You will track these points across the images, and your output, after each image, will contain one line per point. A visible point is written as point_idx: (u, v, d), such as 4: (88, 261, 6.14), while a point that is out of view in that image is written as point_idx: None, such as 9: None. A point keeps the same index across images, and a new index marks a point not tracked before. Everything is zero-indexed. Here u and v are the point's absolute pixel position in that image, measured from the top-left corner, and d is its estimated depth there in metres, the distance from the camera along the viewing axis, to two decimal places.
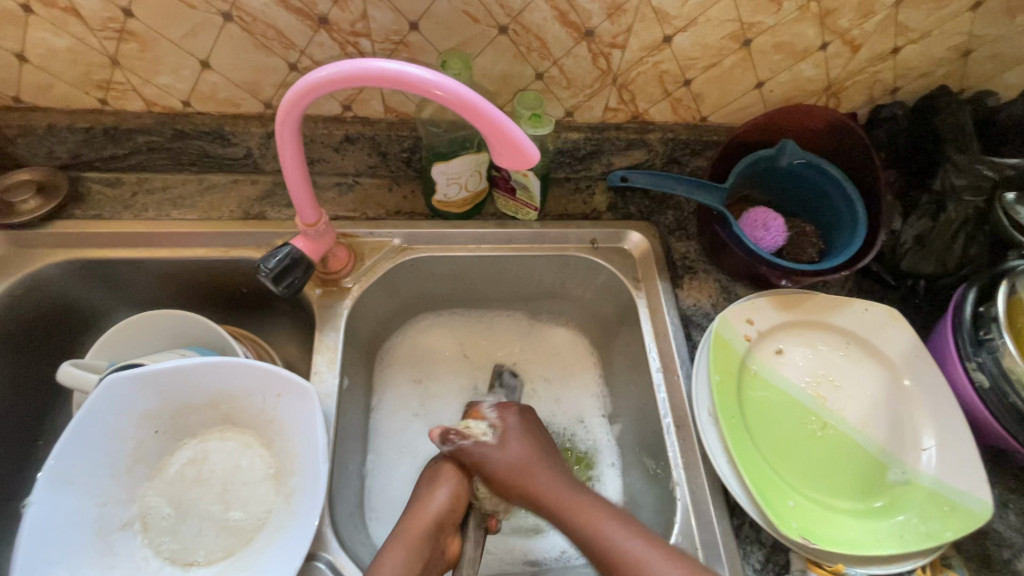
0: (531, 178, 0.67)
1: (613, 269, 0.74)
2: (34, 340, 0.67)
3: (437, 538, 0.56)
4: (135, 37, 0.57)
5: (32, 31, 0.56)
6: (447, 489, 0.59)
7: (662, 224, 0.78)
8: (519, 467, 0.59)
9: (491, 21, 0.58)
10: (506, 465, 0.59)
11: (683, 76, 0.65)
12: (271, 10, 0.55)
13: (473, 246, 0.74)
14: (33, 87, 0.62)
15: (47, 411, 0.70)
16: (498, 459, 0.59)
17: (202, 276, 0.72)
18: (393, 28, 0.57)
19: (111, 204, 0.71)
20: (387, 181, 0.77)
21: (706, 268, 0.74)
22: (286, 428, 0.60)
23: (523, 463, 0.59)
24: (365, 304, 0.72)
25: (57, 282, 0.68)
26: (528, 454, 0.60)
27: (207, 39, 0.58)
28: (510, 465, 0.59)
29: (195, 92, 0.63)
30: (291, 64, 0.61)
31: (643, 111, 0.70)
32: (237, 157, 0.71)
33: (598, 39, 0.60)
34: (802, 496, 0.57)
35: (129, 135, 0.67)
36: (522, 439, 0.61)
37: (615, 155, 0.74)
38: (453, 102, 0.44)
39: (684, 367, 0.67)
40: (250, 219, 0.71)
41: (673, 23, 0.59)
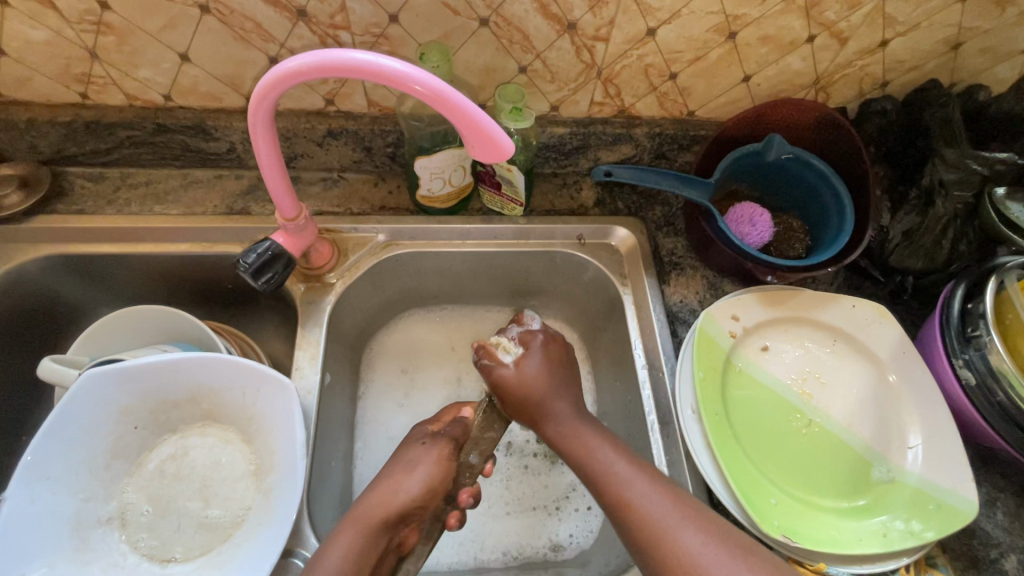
0: (515, 173, 0.66)
1: (600, 265, 0.74)
2: (16, 335, 0.67)
3: (393, 529, 0.53)
4: (113, 30, 0.57)
5: (9, 24, 0.56)
6: (424, 473, 0.56)
7: (650, 219, 0.77)
8: (537, 389, 0.59)
9: (472, 13, 0.57)
10: (523, 384, 0.59)
11: (669, 70, 0.65)
12: (248, 2, 0.55)
13: (458, 241, 0.74)
14: (13, 80, 0.62)
15: (30, 407, 0.69)
16: (525, 370, 0.60)
17: (186, 272, 0.72)
18: (373, 20, 0.57)
19: (94, 199, 0.71)
20: (373, 176, 0.76)
21: (693, 264, 0.74)
22: (265, 424, 0.59)
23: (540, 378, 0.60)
24: (349, 300, 0.72)
25: (39, 277, 0.68)
26: (544, 384, 0.60)
27: (186, 31, 0.57)
28: (527, 393, 0.59)
29: (176, 85, 0.63)
30: (271, 58, 0.60)
31: (629, 106, 0.69)
32: (221, 151, 0.71)
33: (581, 32, 0.59)
34: (785, 494, 0.56)
35: (110, 129, 0.67)
36: (543, 362, 0.61)
37: (601, 149, 0.74)
38: (426, 94, 0.44)
39: (669, 364, 0.66)
40: (233, 214, 0.71)
41: (657, 15, 0.58)
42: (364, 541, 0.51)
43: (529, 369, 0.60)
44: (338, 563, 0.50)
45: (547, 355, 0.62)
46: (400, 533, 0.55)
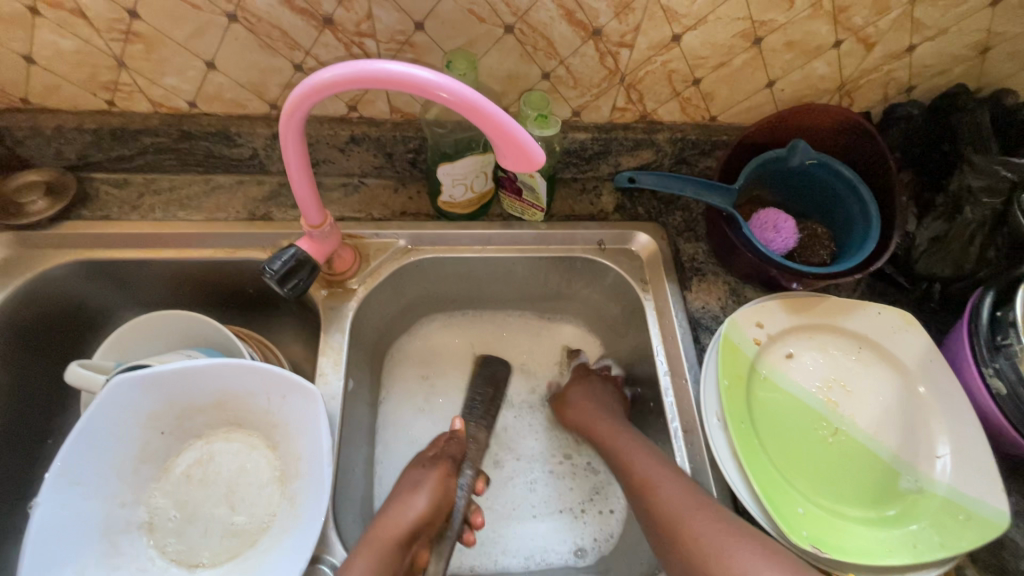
0: (538, 179, 0.66)
1: (620, 271, 0.74)
2: (43, 340, 0.68)
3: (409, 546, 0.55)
4: (141, 38, 0.57)
5: (39, 33, 0.56)
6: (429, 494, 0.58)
7: (671, 225, 0.77)
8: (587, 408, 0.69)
9: (498, 20, 0.57)
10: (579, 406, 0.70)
11: (693, 76, 0.64)
12: (275, 11, 0.55)
13: (479, 247, 0.74)
14: (41, 88, 0.62)
15: (55, 410, 0.70)
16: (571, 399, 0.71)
17: (209, 277, 0.72)
18: (399, 28, 0.57)
19: (119, 205, 0.71)
20: (393, 181, 0.76)
21: (715, 270, 0.73)
22: (290, 430, 0.60)
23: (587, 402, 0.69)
24: (371, 305, 0.72)
25: (65, 282, 0.68)
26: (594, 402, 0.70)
27: (213, 39, 0.58)
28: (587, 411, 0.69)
29: (201, 92, 0.63)
30: (296, 65, 0.60)
31: (651, 111, 0.69)
32: (244, 157, 0.71)
33: (606, 38, 0.59)
34: (812, 503, 0.56)
35: (136, 136, 0.67)
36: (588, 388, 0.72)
37: (622, 155, 0.74)
38: (460, 106, 0.44)
39: (692, 371, 0.66)
40: (256, 220, 0.71)
41: (683, 21, 0.58)
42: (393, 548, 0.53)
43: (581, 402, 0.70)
44: (364, 573, 0.50)
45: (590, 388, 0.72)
46: (413, 552, 0.56)
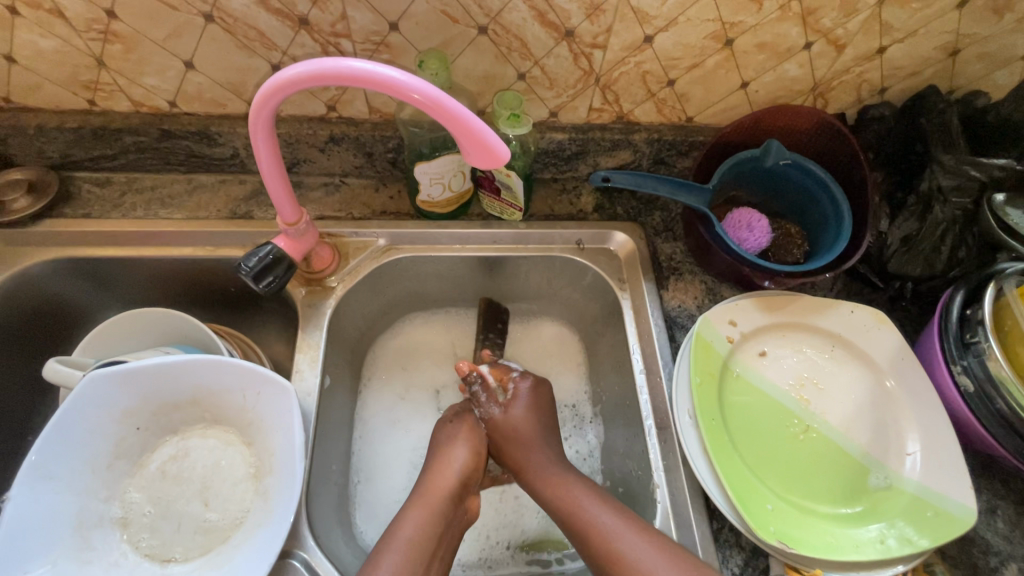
0: (514, 178, 0.67)
1: (598, 270, 0.74)
2: (23, 336, 0.68)
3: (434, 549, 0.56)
4: (120, 39, 0.58)
5: (19, 33, 0.57)
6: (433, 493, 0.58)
7: (650, 225, 0.77)
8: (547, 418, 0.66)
9: (471, 21, 0.58)
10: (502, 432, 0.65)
11: (667, 77, 0.65)
12: (251, 11, 0.56)
13: (458, 246, 0.74)
14: (23, 88, 0.63)
15: (36, 407, 0.70)
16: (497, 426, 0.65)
17: (190, 275, 0.73)
18: (373, 28, 0.58)
19: (100, 204, 0.72)
20: (374, 181, 0.77)
21: (692, 270, 0.74)
22: (265, 426, 0.60)
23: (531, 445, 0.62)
24: (350, 303, 0.73)
25: (47, 280, 0.69)
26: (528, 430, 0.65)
27: (190, 40, 0.58)
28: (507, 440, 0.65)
29: (181, 92, 0.64)
30: (273, 65, 0.61)
31: (628, 112, 0.70)
32: (225, 157, 0.72)
33: (579, 39, 0.60)
34: (781, 500, 0.56)
35: (117, 135, 0.68)
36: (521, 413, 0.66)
37: (600, 155, 0.74)
38: (426, 105, 0.44)
39: (666, 369, 0.66)
40: (237, 219, 0.72)
41: (654, 23, 0.59)
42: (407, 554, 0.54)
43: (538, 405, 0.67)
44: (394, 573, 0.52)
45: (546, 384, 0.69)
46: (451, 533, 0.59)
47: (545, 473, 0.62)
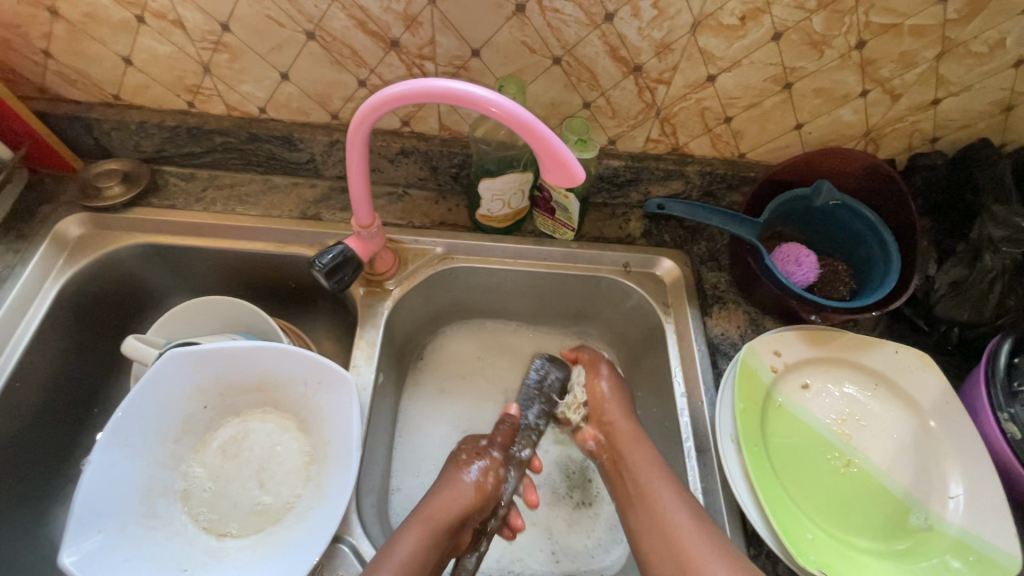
0: (572, 200, 0.71)
1: (643, 293, 0.77)
2: (98, 312, 0.73)
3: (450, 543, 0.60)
4: (227, 49, 0.64)
5: (140, 39, 0.63)
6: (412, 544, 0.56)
7: (695, 253, 0.80)
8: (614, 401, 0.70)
9: (547, 52, 0.62)
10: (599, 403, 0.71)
11: (724, 114, 0.69)
12: (350, 32, 0.61)
13: (511, 260, 0.78)
14: (132, 87, 0.70)
15: (104, 380, 0.75)
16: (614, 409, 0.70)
17: (258, 268, 0.78)
18: (457, 53, 0.63)
19: (184, 196, 0.77)
20: (435, 193, 0.82)
21: (736, 300, 0.76)
22: (322, 415, 0.63)
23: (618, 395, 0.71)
24: (406, 306, 0.76)
25: (131, 261, 0.74)
26: (616, 408, 0.70)
27: (290, 54, 0.64)
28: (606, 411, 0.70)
29: (272, 100, 0.70)
30: (360, 81, 0.67)
31: (683, 144, 0.73)
32: (302, 161, 0.77)
33: (645, 74, 0.64)
34: (822, 530, 0.57)
35: (208, 135, 0.74)
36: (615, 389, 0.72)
37: (653, 184, 0.78)
38: (516, 122, 0.48)
39: (708, 394, 0.68)
40: (307, 219, 0.77)
41: (718, 63, 0.63)
42: (420, 546, 0.57)
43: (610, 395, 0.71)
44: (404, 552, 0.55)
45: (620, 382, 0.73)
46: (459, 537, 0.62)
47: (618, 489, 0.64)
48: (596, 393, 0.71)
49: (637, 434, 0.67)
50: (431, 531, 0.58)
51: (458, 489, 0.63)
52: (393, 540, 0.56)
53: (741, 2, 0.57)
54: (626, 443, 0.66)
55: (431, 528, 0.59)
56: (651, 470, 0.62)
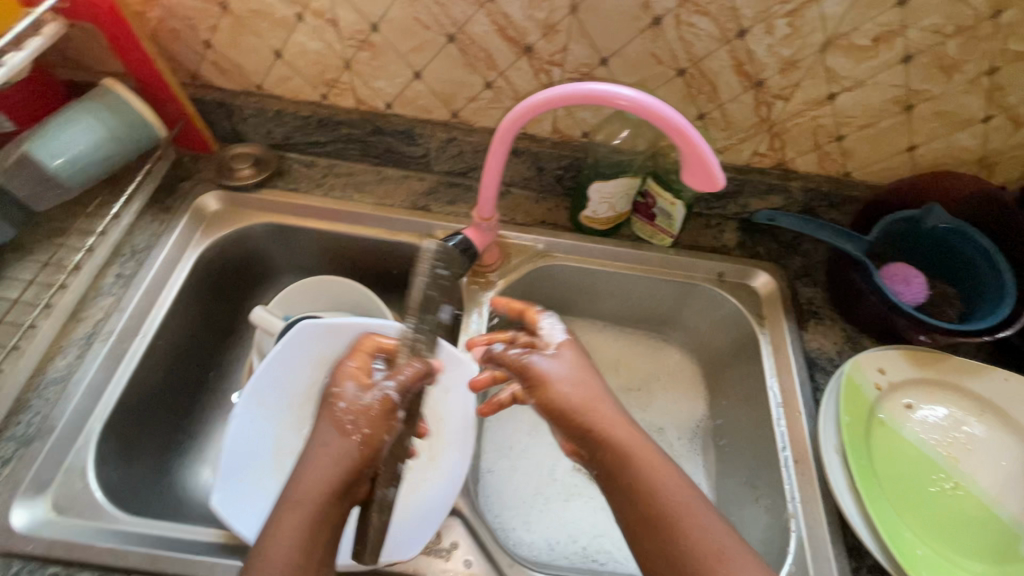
0: (678, 207, 0.74)
1: (738, 303, 0.78)
2: (223, 282, 0.80)
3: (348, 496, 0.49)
4: (372, 48, 0.69)
5: (295, 35, 0.69)
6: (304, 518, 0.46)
7: (790, 267, 0.81)
8: (585, 380, 0.56)
9: (674, 64, 0.65)
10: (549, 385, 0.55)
11: (837, 132, 0.70)
12: (489, 37, 0.65)
13: (608, 262, 0.81)
14: (276, 78, 0.75)
15: (221, 347, 0.80)
16: (561, 373, 0.56)
17: (368, 252, 0.83)
18: (586, 61, 0.66)
19: (307, 181, 0.83)
20: (535, 193, 0.85)
21: (832, 316, 0.77)
22: (436, 392, 0.67)
23: (582, 376, 0.56)
24: (504, 299, 0.80)
25: (256, 237, 0.80)
26: (585, 391, 0.55)
27: (428, 55, 0.69)
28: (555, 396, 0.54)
29: (401, 97, 0.75)
30: (487, 83, 0.71)
31: (789, 160, 0.75)
32: (416, 155, 0.82)
33: (766, 90, 0.66)
34: (931, 550, 0.57)
35: (337, 126, 0.79)
36: (577, 363, 0.57)
37: (753, 197, 0.79)
38: (675, 132, 0.51)
39: (806, 407, 0.68)
40: (417, 210, 0.81)
41: (842, 82, 0.64)
42: (315, 521, 0.46)
43: (572, 384, 0.55)
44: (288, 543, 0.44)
45: (574, 350, 0.58)
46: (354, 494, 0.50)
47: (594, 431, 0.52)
48: (532, 373, 0.56)
49: (598, 397, 0.54)
50: (312, 505, 0.46)
51: (339, 449, 0.50)
52: (275, 517, 0.46)
53: (876, 24, 0.58)
54: (580, 418, 0.53)
55: (313, 507, 0.46)
56: (635, 458, 0.50)
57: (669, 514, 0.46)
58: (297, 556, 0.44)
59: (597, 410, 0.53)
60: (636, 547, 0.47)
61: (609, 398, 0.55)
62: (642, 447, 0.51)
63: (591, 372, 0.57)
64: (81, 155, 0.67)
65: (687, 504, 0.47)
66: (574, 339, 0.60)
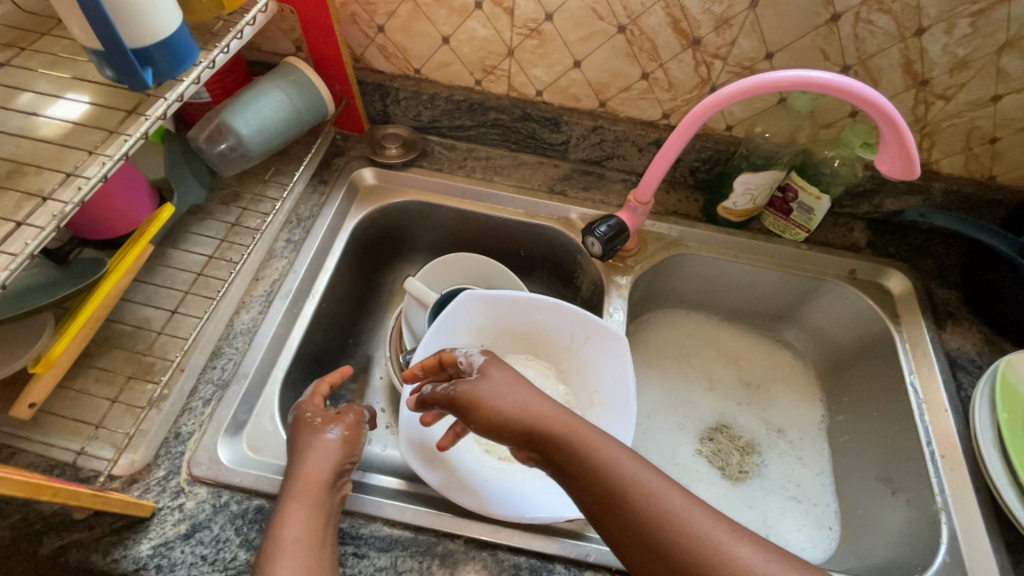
0: (823, 202, 0.75)
1: (871, 300, 0.79)
2: (368, 254, 0.85)
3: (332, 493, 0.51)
4: (540, 36, 0.73)
5: (468, 22, 0.73)
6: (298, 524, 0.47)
7: (923, 269, 0.81)
8: (519, 393, 0.53)
9: (840, 61, 0.67)
10: (482, 398, 0.52)
11: (992, 134, 0.71)
12: (660, 29, 0.68)
13: (738, 254, 0.83)
14: (436, 63, 0.80)
15: (363, 316, 0.84)
16: (492, 389, 0.53)
17: (503, 233, 0.86)
18: (751, 55, 0.68)
19: (449, 162, 0.87)
20: (665, 184, 0.87)
21: (969, 317, 0.77)
22: (588, 366, 0.71)
23: (520, 381, 0.54)
24: (636, 284, 0.82)
25: (403, 214, 0.85)
26: (523, 401, 0.52)
27: (594, 45, 0.72)
28: (498, 406, 0.52)
29: (554, 84, 0.78)
30: (645, 73, 0.74)
31: (934, 161, 0.76)
32: (556, 142, 0.85)
33: (929, 89, 0.67)
34: None
35: (485, 111, 0.83)
36: (506, 371, 0.55)
37: (890, 196, 0.80)
38: (885, 122, 0.53)
39: (951, 403, 0.69)
40: (554, 194, 0.84)
41: (1010, 84, 0.65)
42: (315, 515, 0.49)
43: (500, 385, 0.53)
44: (293, 536, 0.46)
45: (498, 365, 0.56)
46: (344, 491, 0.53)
47: (567, 452, 0.49)
48: (462, 399, 0.53)
49: (524, 391, 0.53)
50: (310, 503, 0.49)
51: (321, 449, 0.53)
52: (280, 514, 0.48)
53: None
54: (552, 443, 0.49)
55: (299, 501, 0.49)
56: (596, 462, 0.47)
57: (628, 491, 0.45)
58: (308, 542, 0.47)
59: (550, 426, 0.50)
60: (602, 529, 0.46)
61: (538, 393, 0.53)
62: (571, 422, 0.50)
63: (519, 381, 0.54)
64: (254, 130, 0.71)
65: (635, 471, 0.46)
66: (497, 357, 0.57)
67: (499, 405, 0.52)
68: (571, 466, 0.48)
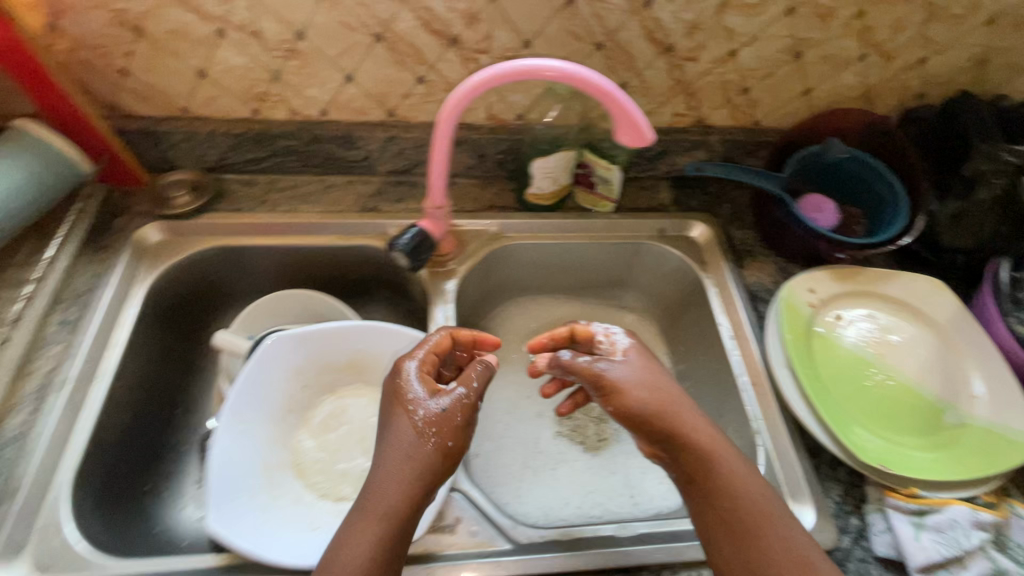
0: (613, 172, 0.78)
1: (681, 253, 0.85)
2: (176, 314, 0.78)
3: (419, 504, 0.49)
4: (300, 56, 0.70)
5: (218, 52, 0.69)
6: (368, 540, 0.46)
7: (721, 215, 0.88)
8: (655, 375, 0.59)
9: (591, 39, 0.70)
10: (630, 389, 0.57)
11: (742, 85, 0.78)
12: (415, 32, 0.68)
13: (558, 235, 0.85)
14: (202, 99, 0.74)
15: (185, 381, 0.78)
16: (633, 379, 0.58)
17: (324, 261, 0.83)
18: (510, 45, 0.70)
19: (249, 199, 0.82)
20: (480, 180, 0.88)
21: (763, 251, 0.85)
22: None
23: (643, 363, 0.60)
24: (466, 285, 0.82)
25: (206, 264, 0.79)
26: (655, 379, 0.59)
27: (358, 57, 0.70)
28: (638, 393, 0.57)
29: (334, 102, 0.76)
30: (418, 78, 0.73)
31: (705, 116, 0.82)
32: (358, 159, 0.83)
33: (675, 53, 0.72)
34: (875, 434, 0.65)
35: (272, 140, 0.79)
36: (642, 363, 0.60)
37: (679, 155, 0.86)
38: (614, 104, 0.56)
39: (754, 334, 0.75)
40: (367, 212, 0.82)
41: (739, 39, 0.72)
42: (376, 533, 0.46)
43: (630, 373, 0.58)
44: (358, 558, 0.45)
45: (643, 354, 0.62)
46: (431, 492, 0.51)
47: (692, 424, 0.56)
48: (605, 382, 0.58)
49: (664, 381, 0.59)
50: (378, 516, 0.47)
51: (400, 445, 0.50)
52: (341, 536, 0.47)
53: None
54: (678, 427, 0.55)
55: (373, 519, 0.47)
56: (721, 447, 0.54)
57: (740, 478, 0.53)
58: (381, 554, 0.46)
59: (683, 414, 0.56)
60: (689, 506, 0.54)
61: (667, 375, 0.60)
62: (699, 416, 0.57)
63: (653, 366, 0.60)
64: None
65: (727, 458, 0.54)
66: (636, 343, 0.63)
67: (643, 390, 0.57)
68: (682, 449, 0.54)
